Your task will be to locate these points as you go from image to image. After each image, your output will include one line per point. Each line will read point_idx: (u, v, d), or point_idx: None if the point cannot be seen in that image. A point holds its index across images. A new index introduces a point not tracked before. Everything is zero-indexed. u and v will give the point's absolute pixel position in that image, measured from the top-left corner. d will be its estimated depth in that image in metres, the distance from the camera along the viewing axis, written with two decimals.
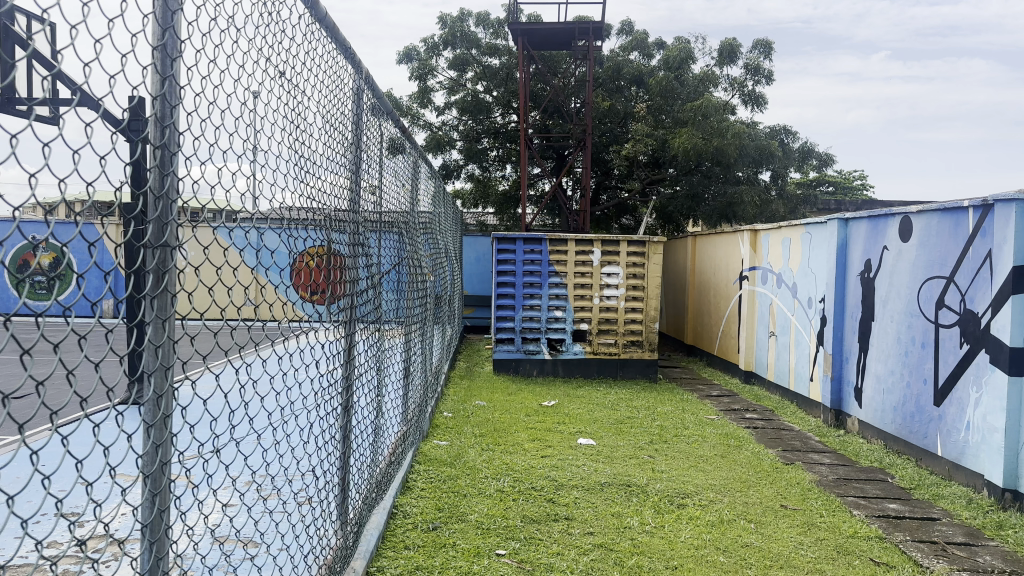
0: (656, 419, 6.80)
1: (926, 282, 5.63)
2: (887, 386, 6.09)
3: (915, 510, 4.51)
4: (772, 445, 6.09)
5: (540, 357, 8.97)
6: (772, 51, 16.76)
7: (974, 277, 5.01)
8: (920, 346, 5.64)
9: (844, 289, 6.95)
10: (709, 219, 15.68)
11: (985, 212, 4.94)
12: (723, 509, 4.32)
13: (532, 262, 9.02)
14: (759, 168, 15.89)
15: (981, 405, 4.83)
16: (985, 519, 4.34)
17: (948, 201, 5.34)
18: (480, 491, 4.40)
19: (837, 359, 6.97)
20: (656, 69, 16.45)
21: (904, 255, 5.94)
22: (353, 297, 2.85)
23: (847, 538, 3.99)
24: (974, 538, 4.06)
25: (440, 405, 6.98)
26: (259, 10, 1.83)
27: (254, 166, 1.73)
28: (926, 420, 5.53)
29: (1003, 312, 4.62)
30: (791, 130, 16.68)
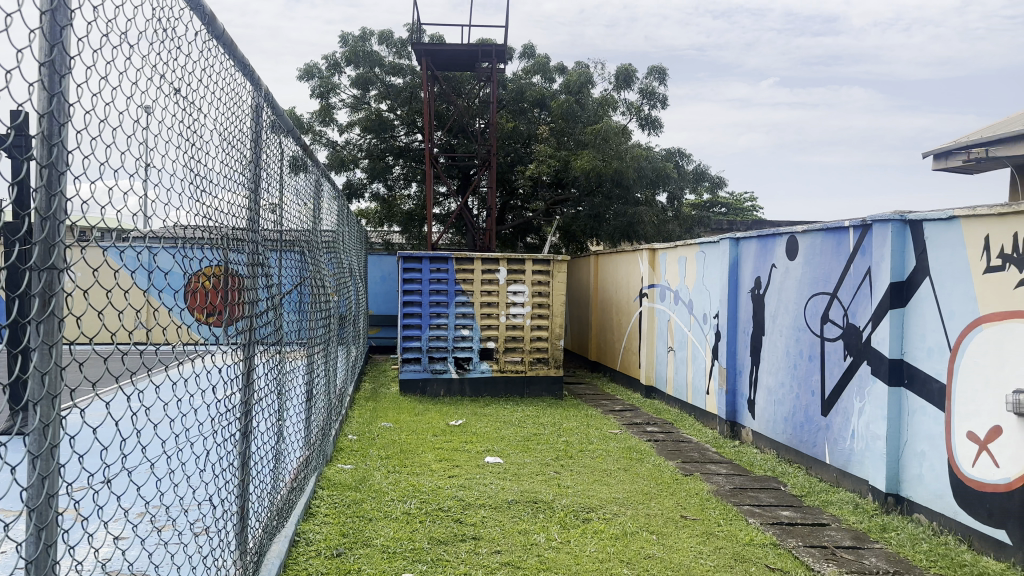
0: (562, 436, 6.89)
1: (812, 298, 5.98)
2: (778, 397, 6.40)
3: (807, 517, 4.75)
4: (673, 458, 6.29)
5: (447, 377, 8.93)
6: (666, 77, 17.44)
7: (855, 293, 5.37)
8: (807, 358, 5.98)
9: (737, 305, 7.29)
10: (611, 239, 16.07)
11: (864, 232, 5.31)
12: (626, 522, 4.42)
13: (439, 280, 8.97)
14: (656, 189, 16.48)
15: (865, 414, 5.15)
16: (870, 523, 4.63)
17: (830, 222, 5.70)
18: (386, 514, 4.34)
19: (731, 372, 7.27)
20: (557, 92, 16.80)
21: (791, 273, 6.30)
22: (252, 318, 2.75)
23: (744, 546, 4.16)
24: (861, 542, 4.32)
25: (346, 428, 6.84)
26: (153, 26, 1.78)
27: (146, 185, 1.67)
28: (814, 429, 5.84)
29: (882, 325, 4.98)
30: (685, 153, 17.42)
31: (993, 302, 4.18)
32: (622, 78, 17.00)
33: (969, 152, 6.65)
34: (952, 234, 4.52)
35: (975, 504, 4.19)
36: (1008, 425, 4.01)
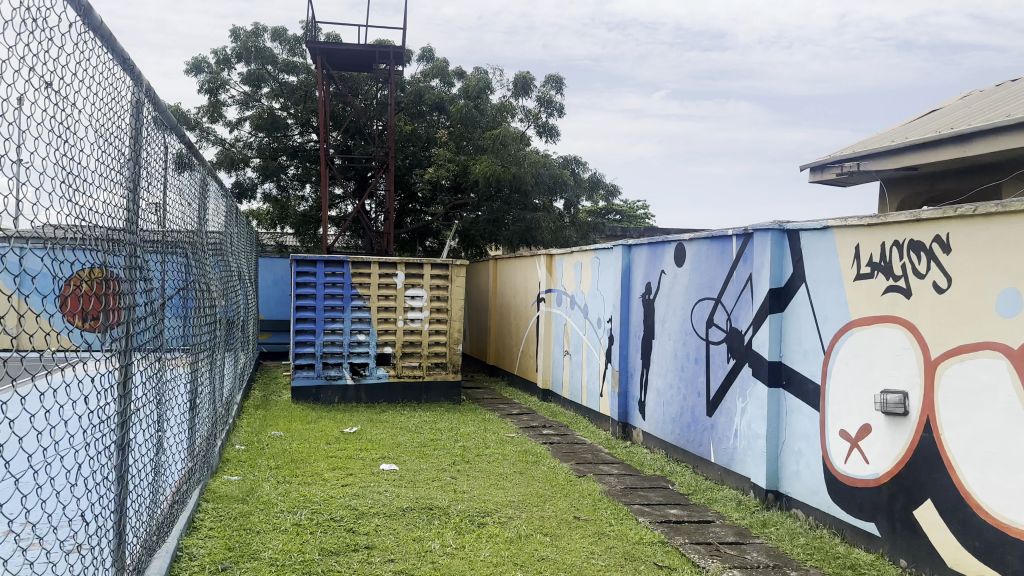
0: (459, 440, 6.89)
1: (698, 303, 6.23)
2: (667, 399, 6.63)
3: (693, 515, 4.94)
4: (568, 460, 6.40)
5: (342, 383, 8.76)
6: (563, 85, 17.77)
7: (738, 298, 5.64)
8: (694, 361, 6.23)
9: (628, 310, 7.51)
10: (509, 243, 16.18)
11: (745, 240, 5.59)
12: (520, 525, 4.46)
13: (334, 284, 8.78)
14: (553, 196, 16.73)
15: (747, 414, 5.42)
16: (752, 518, 4.87)
17: (715, 231, 5.97)
18: (275, 526, 4.20)
19: (623, 375, 7.48)
20: (456, 97, 16.80)
21: (679, 279, 6.55)
22: (131, 324, 2.60)
23: (634, 545, 4.28)
24: (743, 537, 4.53)
25: (234, 438, 6.58)
26: (20, 14, 1.66)
27: (11, 183, 1.56)
28: (700, 429, 6.08)
29: (762, 330, 5.26)
30: (581, 161, 17.79)
31: (862, 309, 4.51)
32: (520, 85, 17.20)
33: (842, 166, 7.06)
34: (826, 243, 4.83)
35: (847, 498, 4.51)
36: (876, 424, 4.33)
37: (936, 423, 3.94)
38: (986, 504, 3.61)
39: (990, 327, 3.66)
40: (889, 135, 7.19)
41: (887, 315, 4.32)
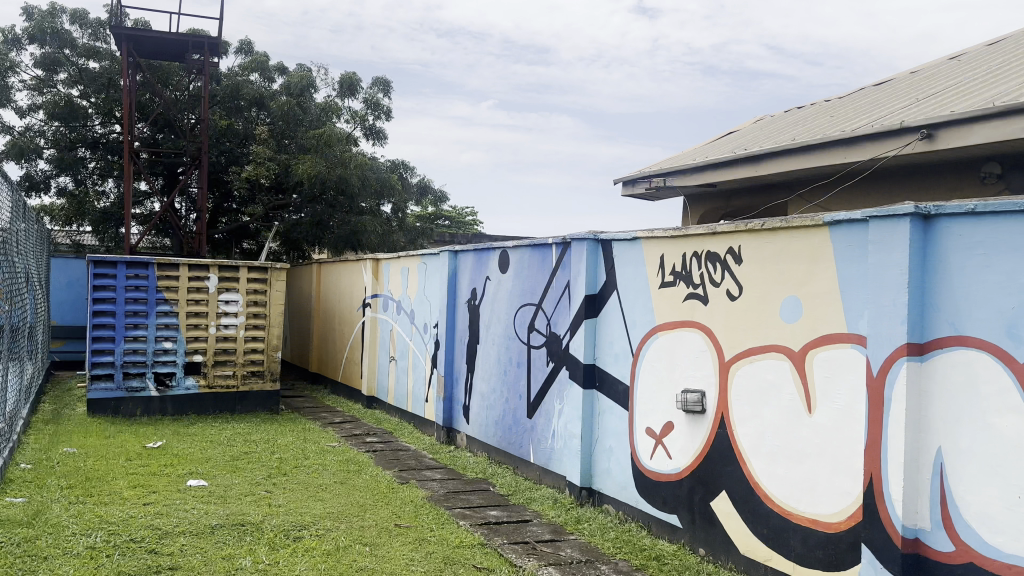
0: (275, 452, 6.61)
1: (519, 309, 6.43)
2: (490, 403, 6.77)
3: (512, 515, 5.08)
4: (390, 467, 6.34)
5: (146, 395, 8.11)
6: (391, 89, 17.62)
7: (556, 304, 5.88)
8: (515, 365, 6.41)
9: (454, 315, 7.59)
10: (334, 247, 15.71)
11: (564, 248, 5.85)
12: (339, 536, 4.36)
13: (137, 287, 8.09)
14: (381, 200, 16.37)
15: (563, 415, 5.66)
16: (567, 515, 5.09)
17: (536, 239, 6.19)
18: (64, 551, 3.81)
19: (448, 380, 7.53)
20: (278, 95, 16.15)
21: (502, 285, 6.73)
22: None
23: (454, 549, 4.33)
24: (558, 534, 4.72)
25: (15, 457, 5.89)
26: None
27: None
28: (521, 431, 6.26)
29: (578, 334, 5.52)
30: (409, 166, 17.70)
31: (666, 314, 4.87)
32: (346, 86, 16.85)
33: (650, 180, 7.50)
34: (635, 253, 5.16)
35: (652, 493, 4.85)
36: (677, 421, 4.70)
37: (729, 420, 4.39)
38: (773, 493, 4.07)
39: (775, 332, 4.12)
40: (693, 153, 7.78)
41: (687, 320, 4.70)
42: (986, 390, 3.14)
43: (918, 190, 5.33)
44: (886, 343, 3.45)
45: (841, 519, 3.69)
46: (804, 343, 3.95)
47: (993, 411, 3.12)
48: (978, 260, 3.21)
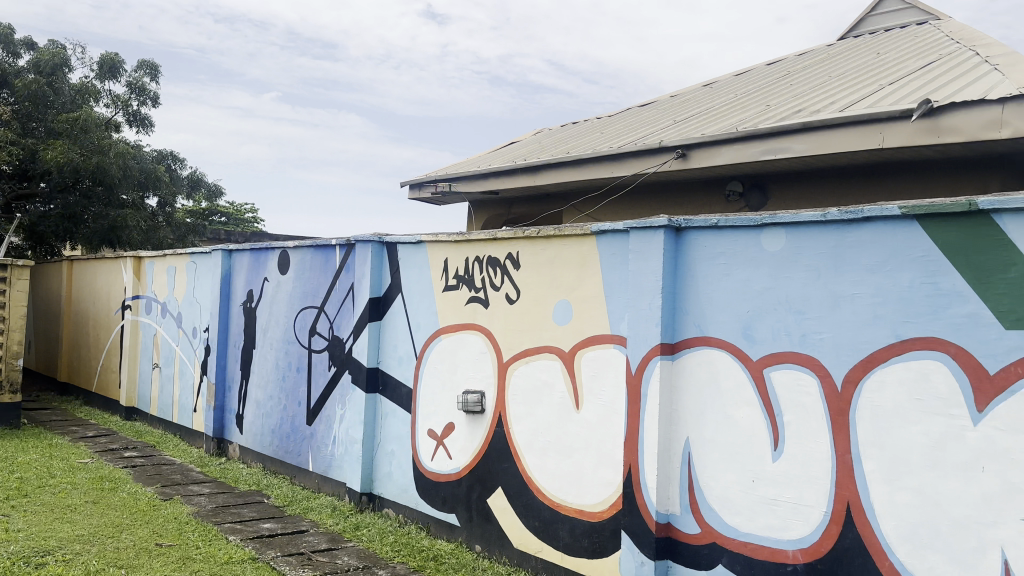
0: (14, 471, 5.81)
1: (300, 312, 6.38)
2: (266, 411, 6.61)
3: (286, 527, 4.89)
4: (151, 483, 5.84)
5: None
6: (159, 74, 16.23)
7: (339, 307, 6.01)
8: (295, 371, 6.34)
9: (228, 318, 7.20)
10: (88, 244, 14.14)
11: (348, 250, 5.98)
12: (90, 561, 3.94)
13: None
14: (144, 192, 15.15)
15: (345, 420, 5.83)
16: (345, 523, 5.00)
17: (319, 240, 6.25)
18: None
19: (220, 388, 7.14)
20: (21, 70, 14.19)
21: (282, 287, 6.59)
22: None
23: (222, 566, 4.07)
24: (335, 543, 4.62)
25: None
26: None
27: None
28: (299, 439, 6.22)
29: (362, 337, 5.74)
30: (178, 157, 16.43)
31: (449, 317, 5.29)
32: (106, 67, 15.23)
33: (435, 185, 7.58)
34: (420, 256, 5.51)
35: (433, 495, 5.28)
36: (457, 422, 5.16)
37: (507, 418, 4.92)
38: (545, 488, 4.66)
39: (549, 334, 4.70)
40: (476, 161, 8.00)
41: (468, 323, 5.17)
42: (725, 385, 3.93)
43: (674, 205, 5.88)
44: (643, 344, 4.17)
45: (603, 509, 4.36)
46: (574, 344, 4.57)
47: (730, 404, 3.91)
48: (720, 268, 4.00)
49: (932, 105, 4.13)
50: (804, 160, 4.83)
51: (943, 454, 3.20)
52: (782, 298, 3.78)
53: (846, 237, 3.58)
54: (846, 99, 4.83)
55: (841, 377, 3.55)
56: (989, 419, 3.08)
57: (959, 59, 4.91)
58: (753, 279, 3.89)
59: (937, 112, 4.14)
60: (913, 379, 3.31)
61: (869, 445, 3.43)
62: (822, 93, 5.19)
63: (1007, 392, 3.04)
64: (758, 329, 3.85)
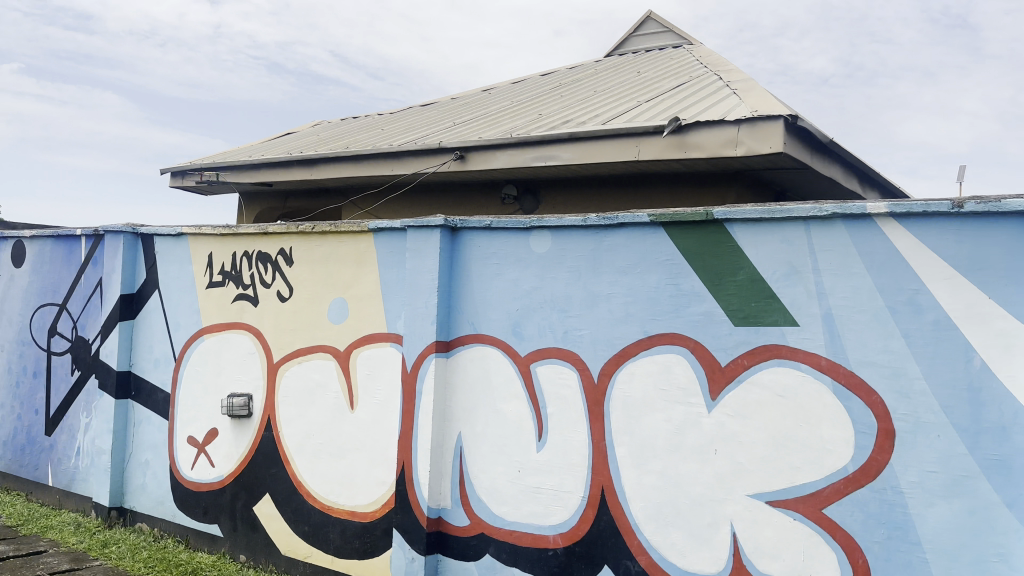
0: None
1: (39, 309, 6.43)
2: None
3: (22, 548, 5.15)
4: None
5: None
6: None
7: (86, 305, 6.06)
8: (32, 376, 6.40)
9: None
10: None
11: (95, 243, 6.04)
12: None
13: None
14: None
15: (91, 429, 5.87)
16: (92, 541, 5.27)
17: (62, 233, 6.26)
18: None
19: None
20: None
21: (17, 281, 6.68)
22: None
23: None
24: (79, 563, 4.93)
25: None
26: None
27: None
28: (38, 451, 6.28)
29: (112, 339, 5.78)
30: None
31: (213, 316, 5.39)
32: None
33: (201, 174, 7.06)
34: (181, 249, 5.65)
35: (192, 506, 5.37)
36: (222, 427, 5.27)
37: (275, 422, 5.05)
38: (314, 492, 4.84)
39: (322, 333, 4.89)
40: (247, 150, 7.61)
41: (233, 323, 5.29)
42: (495, 379, 4.38)
43: (452, 205, 5.99)
44: (418, 342, 4.49)
45: (375, 508, 4.61)
46: (348, 343, 4.79)
47: (500, 399, 4.36)
48: (493, 267, 4.43)
49: (680, 122, 4.57)
50: (572, 168, 5.13)
51: (682, 438, 3.89)
52: (548, 297, 4.28)
53: (603, 241, 4.15)
54: (609, 112, 5.20)
55: (598, 369, 4.12)
56: (720, 406, 3.80)
57: (705, 82, 5.47)
58: (522, 279, 4.36)
59: (685, 129, 4.58)
60: (658, 371, 3.96)
61: (622, 433, 4.04)
62: (589, 105, 5.55)
63: (734, 381, 3.77)
64: (526, 327, 4.33)
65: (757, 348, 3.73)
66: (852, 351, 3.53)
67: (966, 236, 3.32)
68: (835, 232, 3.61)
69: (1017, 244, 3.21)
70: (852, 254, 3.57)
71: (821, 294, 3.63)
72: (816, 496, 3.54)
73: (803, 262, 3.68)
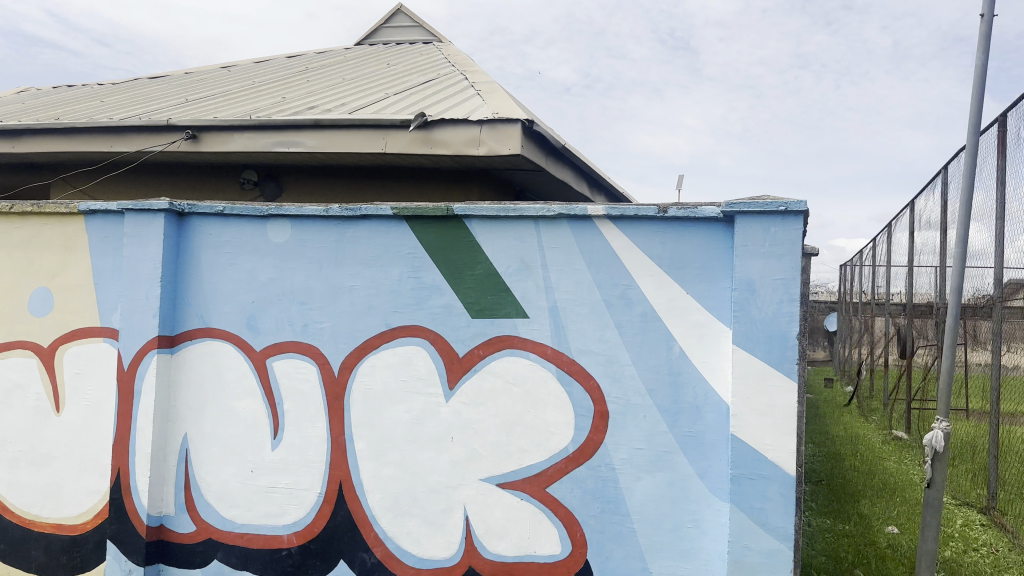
0: None
1: None
2: None
3: None
4: None
5: None
6: None
7: None
8: None
9: None
10: None
11: None
12: None
13: None
14: None
15: None
16: None
17: None
18: None
19: None
20: None
21: None
22: None
23: None
24: None
25: None
26: None
27: None
28: None
29: None
30: None
31: None
32: None
33: None
34: None
35: None
36: None
37: None
38: (12, 505, 4.36)
39: (22, 328, 4.37)
40: None
41: None
42: (227, 376, 4.17)
43: (187, 188, 5.60)
44: (138, 336, 4.13)
45: (86, 520, 4.23)
46: (54, 338, 4.31)
47: (232, 396, 4.16)
48: (225, 258, 4.20)
49: (425, 118, 4.64)
50: (317, 156, 5.00)
51: (420, 429, 3.96)
52: (287, 289, 4.15)
53: (345, 233, 4.09)
54: (356, 102, 5.15)
55: (338, 363, 4.07)
56: (456, 395, 3.93)
57: (452, 81, 5.62)
58: (258, 270, 4.18)
59: (430, 125, 4.66)
60: (398, 362, 4.00)
61: (361, 426, 4.03)
62: (335, 93, 5.45)
63: (471, 371, 3.92)
64: (262, 320, 4.17)
65: (491, 339, 3.90)
66: (574, 340, 3.82)
67: (669, 238, 3.74)
68: (560, 232, 3.86)
69: (708, 247, 3.68)
70: (575, 252, 3.84)
71: (547, 288, 3.88)
72: (541, 476, 3.79)
73: (533, 258, 3.90)
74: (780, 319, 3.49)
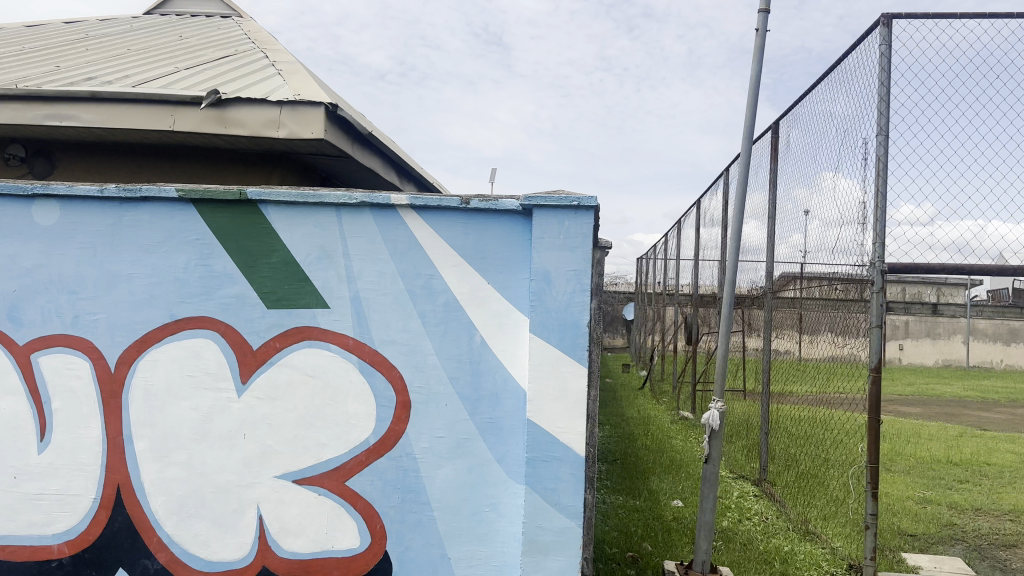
0: None
1: None
2: None
3: None
4: None
5: None
6: None
7: None
8: None
9: None
10: None
11: None
12: None
13: None
14: None
15: None
16: None
17: None
18: None
19: None
20: None
21: None
22: None
23: None
24: None
25: None
26: None
27: None
28: None
29: None
30: None
31: None
32: None
33: None
34: None
35: None
36: None
37: None
38: None
39: None
40: None
41: None
42: None
43: None
44: None
45: None
46: None
47: None
48: None
49: (219, 96, 4.36)
50: (95, 132, 4.56)
51: (209, 426, 3.74)
52: (54, 277, 3.76)
53: (124, 215, 3.75)
54: (141, 75, 4.76)
55: (115, 358, 3.75)
56: (250, 390, 3.75)
57: (251, 58, 5.34)
58: (21, 255, 3.77)
59: (225, 103, 4.39)
60: (185, 356, 3.75)
61: (142, 425, 3.74)
62: (118, 63, 5.00)
63: (266, 364, 3.76)
64: (25, 311, 3.76)
65: (289, 331, 3.76)
66: (376, 330, 3.77)
67: (472, 229, 3.78)
68: (363, 220, 3.78)
69: (508, 238, 3.76)
70: (378, 242, 3.78)
71: (349, 277, 3.78)
72: (340, 470, 3.72)
73: (334, 246, 3.78)
74: (573, 307, 3.64)
